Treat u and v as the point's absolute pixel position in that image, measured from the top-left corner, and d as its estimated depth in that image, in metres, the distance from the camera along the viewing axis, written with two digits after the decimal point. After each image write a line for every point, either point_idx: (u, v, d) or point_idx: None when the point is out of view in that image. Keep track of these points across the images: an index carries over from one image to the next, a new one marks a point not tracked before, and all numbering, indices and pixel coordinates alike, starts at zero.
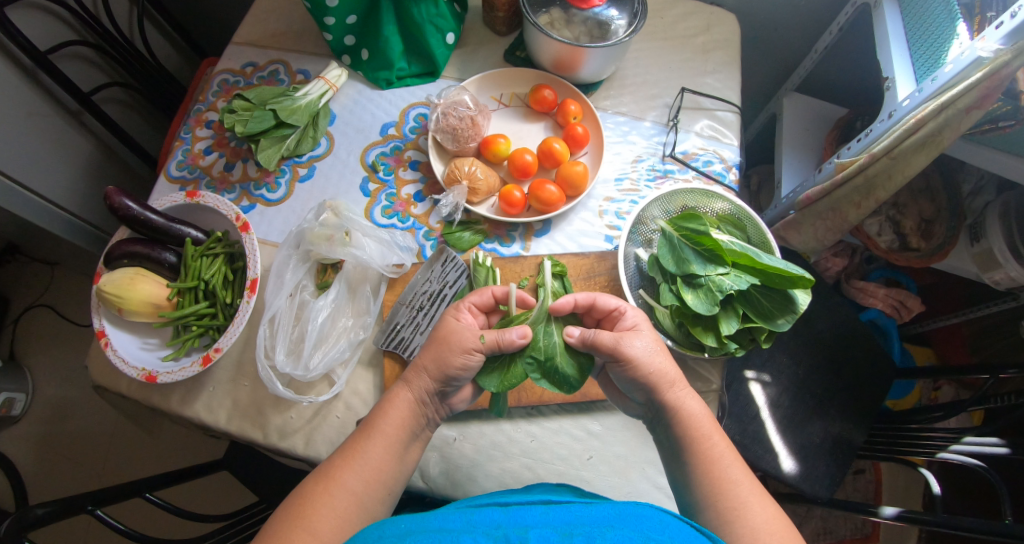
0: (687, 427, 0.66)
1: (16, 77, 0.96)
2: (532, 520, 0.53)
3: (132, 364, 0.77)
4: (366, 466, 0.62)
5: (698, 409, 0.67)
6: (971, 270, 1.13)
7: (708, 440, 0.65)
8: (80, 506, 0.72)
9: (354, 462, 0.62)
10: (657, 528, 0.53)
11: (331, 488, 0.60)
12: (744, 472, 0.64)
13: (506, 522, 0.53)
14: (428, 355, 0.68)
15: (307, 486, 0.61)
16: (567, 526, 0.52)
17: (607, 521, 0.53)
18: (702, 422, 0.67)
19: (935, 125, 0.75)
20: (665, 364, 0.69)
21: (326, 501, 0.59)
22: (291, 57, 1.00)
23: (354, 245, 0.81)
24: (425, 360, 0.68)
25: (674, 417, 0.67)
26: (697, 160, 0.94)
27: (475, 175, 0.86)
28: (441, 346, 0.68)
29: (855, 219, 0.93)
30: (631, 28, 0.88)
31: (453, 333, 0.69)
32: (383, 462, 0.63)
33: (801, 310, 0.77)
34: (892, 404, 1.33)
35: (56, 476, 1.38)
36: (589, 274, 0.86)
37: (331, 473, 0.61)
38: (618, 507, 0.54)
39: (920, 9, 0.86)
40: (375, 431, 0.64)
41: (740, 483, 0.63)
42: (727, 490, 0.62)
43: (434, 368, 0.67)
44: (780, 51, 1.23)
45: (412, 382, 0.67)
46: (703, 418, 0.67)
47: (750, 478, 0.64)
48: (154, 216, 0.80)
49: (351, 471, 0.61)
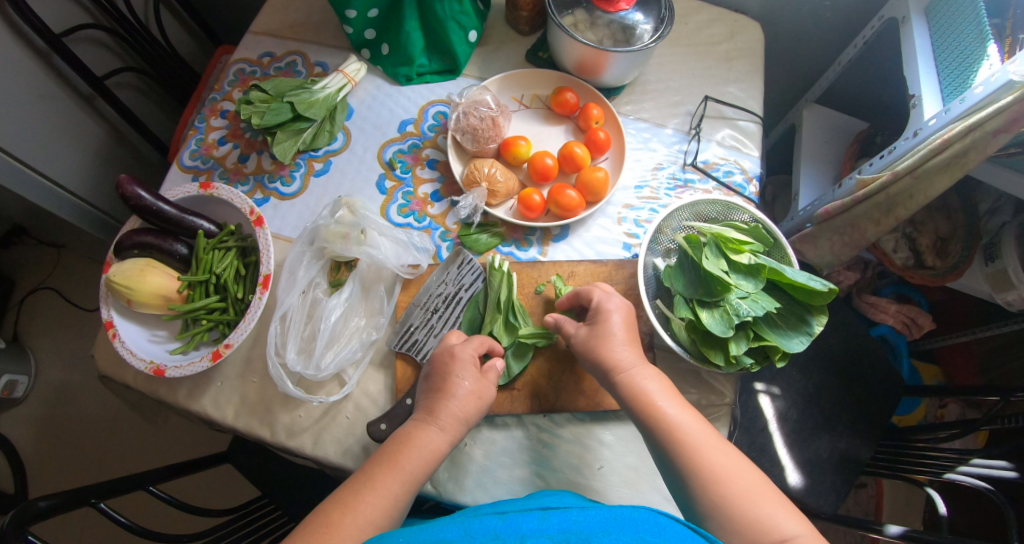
0: (636, 392, 0.69)
1: (30, 60, 0.95)
2: (529, 529, 0.52)
3: (140, 356, 0.76)
4: (391, 503, 0.61)
5: (651, 378, 0.70)
6: (984, 290, 1.12)
7: (656, 401, 0.68)
8: (83, 499, 0.70)
9: (382, 499, 0.61)
10: (654, 532, 0.51)
11: (357, 520, 0.59)
12: (702, 432, 0.66)
13: (503, 531, 0.52)
14: (465, 407, 0.69)
15: (330, 513, 0.59)
16: (564, 536, 0.51)
17: (604, 526, 0.51)
18: (653, 388, 0.69)
19: (961, 147, 0.73)
20: (609, 343, 0.72)
21: (352, 534, 0.58)
22: (309, 49, 0.98)
23: (369, 244, 0.80)
24: (461, 414, 0.69)
25: (626, 389, 0.70)
26: (717, 170, 0.93)
27: (494, 177, 0.85)
28: (473, 401, 0.70)
29: (873, 235, 0.91)
30: (656, 34, 0.86)
31: (482, 387, 0.71)
32: (406, 500, 0.62)
33: (815, 332, 0.76)
34: (897, 421, 1.33)
35: (55, 462, 1.37)
36: (606, 282, 0.85)
37: (356, 504, 0.60)
38: (615, 510, 0.53)
39: (950, 27, 0.84)
40: (405, 471, 0.63)
41: (710, 445, 0.64)
42: (684, 451, 0.64)
43: (472, 418, 0.69)
44: (802, 62, 1.22)
45: (447, 431, 0.67)
46: (651, 380, 0.70)
47: (710, 433, 0.66)
48: (167, 206, 0.78)
49: (375, 504, 0.60)
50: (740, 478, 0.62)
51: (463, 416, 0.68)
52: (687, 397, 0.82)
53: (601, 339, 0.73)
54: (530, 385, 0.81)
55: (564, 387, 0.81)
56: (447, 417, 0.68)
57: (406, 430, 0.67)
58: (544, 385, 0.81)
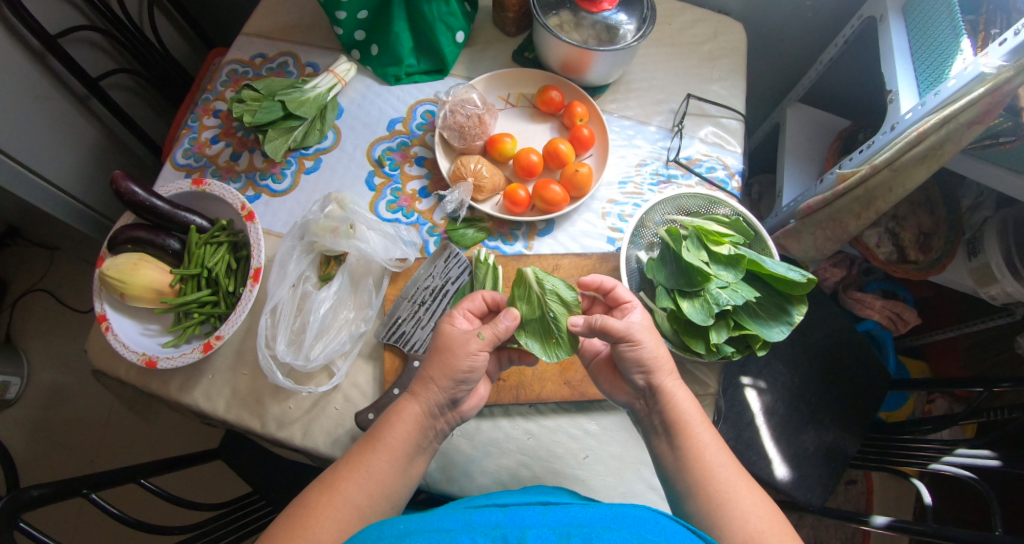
0: (672, 412, 0.68)
1: (26, 61, 0.97)
2: (531, 521, 0.53)
3: (132, 349, 0.77)
4: (368, 477, 0.63)
5: (687, 400, 0.68)
6: (967, 284, 1.13)
7: (690, 424, 0.67)
8: (74, 490, 0.71)
9: (357, 474, 0.63)
10: (654, 529, 0.53)
11: (333, 499, 0.61)
12: (731, 468, 0.65)
13: (505, 522, 0.53)
14: (432, 367, 0.68)
15: (312, 494, 0.62)
16: (564, 529, 0.52)
17: (605, 523, 0.53)
18: (690, 412, 0.68)
19: (937, 138, 0.75)
20: (653, 355, 0.69)
21: (328, 513, 0.60)
22: (300, 50, 1.01)
23: (358, 238, 0.81)
24: (427, 375, 0.68)
25: (665, 405, 0.68)
26: (700, 166, 0.95)
27: (480, 173, 0.87)
28: (438, 358, 0.68)
29: (854, 229, 0.93)
30: (639, 33, 0.88)
31: (452, 339, 0.68)
32: (385, 474, 0.64)
33: (795, 322, 0.78)
34: (885, 416, 1.34)
35: (47, 462, 1.37)
36: (590, 274, 0.87)
37: (335, 483, 0.62)
38: (616, 509, 0.55)
39: (926, 24, 0.86)
40: (380, 443, 0.65)
41: (734, 482, 0.64)
42: (712, 481, 0.64)
43: (440, 377, 0.67)
44: (785, 62, 1.25)
45: (418, 394, 0.67)
46: (689, 402, 0.68)
47: (738, 471, 0.65)
48: (159, 202, 0.80)
49: (354, 482, 0.62)
50: (760, 522, 0.61)
51: (432, 378, 0.67)
52: None
53: (646, 348, 0.69)
54: (516, 375, 0.82)
55: (549, 378, 0.82)
56: (417, 382, 0.68)
57: (391, 406, 0.68)
58: (530, 376, 0.82)
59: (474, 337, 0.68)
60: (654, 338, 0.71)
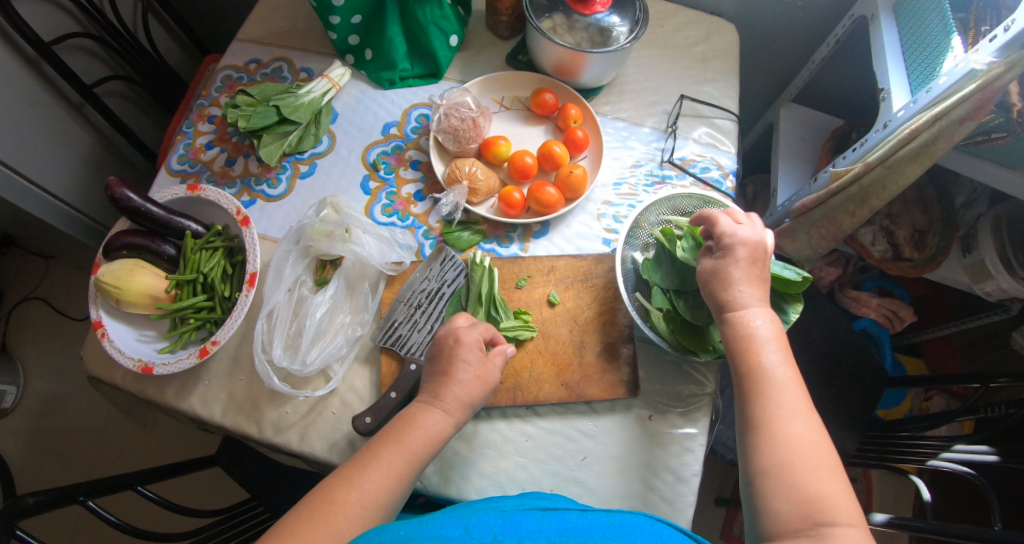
0: (763, 406, 0.64)
1: (19, 68, 0.97)
2: (528, 530, 0.53)
3: (128, 355, 0.77)
4: (394, 481, 0.63)
5: (759, 327, 0.67)
6: (962, 281, 1.14)
7: (778, 422, 0.62)
8: (72, 497, 0.71)
9: (386, 478, 0.63)
10: (649, 537, 0.54)
11: (362, 499, 0.61)
12: (793, 394, 0.64)
13: (503, 532, 0.52)
14: (469, 389, 0.70)
15: (337, 490, 0.61)
16: (561, 538, 0.52)
17: (602, 532, 0.53)
18: (761, 336, 0.67)
19: (928, 135, 0.75)
20: (757, 340, 0.66)
21: (355, 512, 0.60)
22: (294, 55, 1.01)
23: (354, 242, 0.81)
24: (462, 395, 0.70)
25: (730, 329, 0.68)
26: (694, 167, 0.95)
27: (475, 175, 0.87)
28: (477, 383, 0.71)
29: (849, 227, 0.93)
30: (632, 35, 0.89)
31: (483, 371, 0.72)
32: (408, 479, 0.65)
33: (790, 321, 0.78)
34: (883, 414, 1.34)
35: (44, 471, 1.37)
36: (586, 275, 0.87)
37: (360, 482, 0.62)
38: (613, 516, 0.55)
39: (916, 22, 0.87)
40: (411, 450, 0.65)
41: (792, 415, 0.63)
42: (779, 443, 0.61)
43: (476, 399, 0.71)
44: (778, 62, 1.25)
45: (454, 413, 0.69)
46: (788, 400, 0.63)
47: (801, 400, 0.64)
48: (154, 208, 0.80)
49: (382, 485, 0.62)
50: (804, 452, 0.60)
51: (467, 401, 0.70)
52: (668, 388, 0.83)
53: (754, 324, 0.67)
54: (513, 378, 0.82)
55: (546, 379, 0.82)
56: (451, 400, 0.69)
57: (416, 412, 0.68)
58: (527, 378, 0.82)
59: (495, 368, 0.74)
60: (764, 314, 0.68)
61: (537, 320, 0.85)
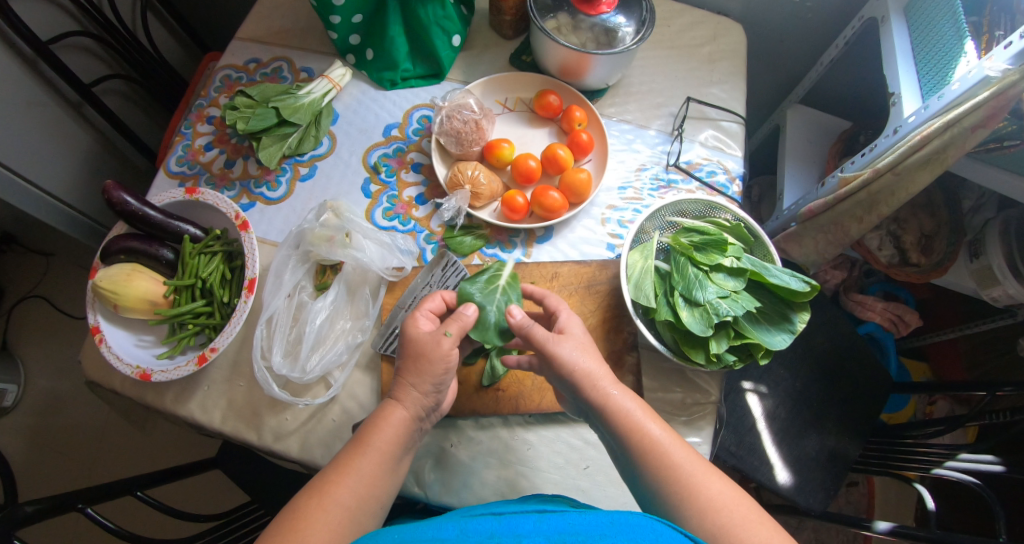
0: (670, 481, 0.61)
1: (16, 67, 0.95)
2: (525, 529, 0.52)
3: (126, 361, 0.76)
4: (360, 480, 0.62)
5: (630, 401, 0.65)
6: (969, 286, 1.12)
7: (699, 488, 0.60)
8: (70, 504, 0.70)
9: (348, 479, 0.61)
10: (649, 537, 0.51)
11: (323, 502, 0.59)
12: (694, 462, 0.62)
13: (499, 532, 0.52)
14: (414, 373, 0.67)
15: (300, 499, 0.60)
16: (559, 537, 0.51)
17: (599, 529, 0.51)
18: (637, 411, 0.65)
19: (939, 143, 0.74)
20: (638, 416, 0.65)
21: (320, 516, 0.58)
22: (295, 55, 0.99)
23: (354, 247, 0.80)
24: (408, 381, 0.67)
25: (604, 410, 0.66)
26: (700, 171, 0.94)
27: (478, 179, 0.86)
28: (419, 365, 0.67)
29: (856, 233, 0.92)
30: (638, 36, 0.87)
31: (427, 345, 0.67)
32: (378, 478, 0.63)
33: (797, 330, 0.77)
34: (887, 418, 1.33)
35: (45, 470, 1.36)
36: (590, 282, 0.86)
37: (325, 487, 0.60)
38: (611, 515, 0.52)
39: (928, 25, 0.85)
40: (369, 447, 0.64)
41: (705, 481, 0.61)
42: (705, 510, 0.59)
43: (426, 384, 0.67)
44: (786, 62, 1.23)
45: (403, 399, 0.67)
46: (691, 463, 0.62)
47: (703, 463, 0.63)
48: (152, 212, 0.79)
49: (344, 487, 0.61)
50: (729, 509, 0.59)
51: (418, 384, 0.67)
52: (672, 396, 0.82)
53: (619, 401, 0.65)
54: (515, 386, 0.81)
55: (548, 387, 0.81)
56: (400, 387, 0.67)
57: (374, 411, 0.67)
58: (530, 386, 0.81)
59: (444, 337, 0.68)
60: (622, 390, 0.66)
61: None
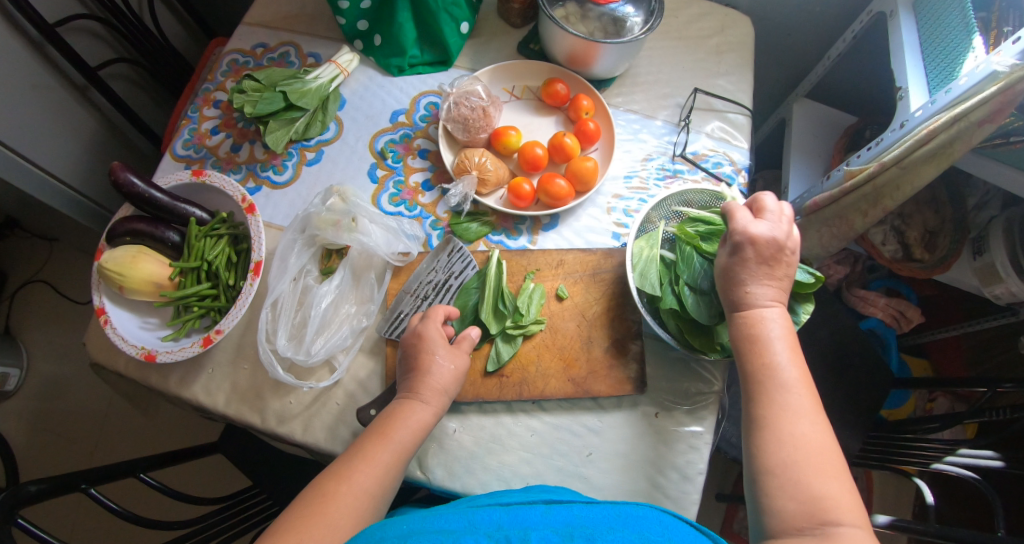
0: (768, 406, 0.63)
1: (22, 49, 0.95)
2: (534, 522, 0.51)
3: (131, 342, 0.76)
4: (383, 470, 0.64)
5: (774, 325, 0.66)
6: (971, 283, 1.12)
7: (793, 421, 0.61)
8: (73, 484, 0.70)
9: (374, 468, 0.63)
10: (658, 528, 0.52)
11: (351, 490, 0.61)
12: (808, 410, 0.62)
13: (507, 524, 0.51)
14: (441, 377, 0.71)
15: (327, 482, 0.62)
16: (568, 529, 0.51)
17: (609, 523, 0.52)
18: (776, 336, 0.66)
19: (946, 137, 0.74)
20: (771, 347, 0.65)
21: (347, 502, 0.60)
22: (301, 40, 0.99)
23: (360, 231, 0.80)
24: (440, 386, 0.71)
25: (749, 323, 0.67)
26: (706, 162, 0.94)
27: (485, 166, 0.86)
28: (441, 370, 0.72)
29: (861, 227, 0.92)
30: (646, 26, 0.87)
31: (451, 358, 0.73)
32: (394, 469, 0.65)
33: (801, 322, 0.77)
34: (887, 414, 1.34)
35: (46, 454, 1.37)
36: (595, 269, 0.86)
37: (350, 475, 0.62)
38: (620, 508, 0.54)
39: (936, 19, 0.85)
40: (393, 442, 0.66)
41: (798, 421, 0.61)
42: (781, 440, 0.60)
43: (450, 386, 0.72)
44: (793, 55, 1.23)
45: (430, 403, 0.70)
46: (800, 402, 0.62)
47: (814, 416, 0.62)
48: (159, 194, 0.79)
49: (368, 474, 0.63)
50: (807, 453, 0.60)
51: (443, 388, 0.71)
52: (675, 386, 0.82)
53: (766, 322, 0.67)
54: (519, 372, 0.81)
55: (552, 374, 0.81)
56: (426, 390, 0.70)
57: (393, 407, 0.69)
58: (533, 372, 0.81)
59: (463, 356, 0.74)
60: (778, 313, 0.67)
61: (545, 313, 0.84)
